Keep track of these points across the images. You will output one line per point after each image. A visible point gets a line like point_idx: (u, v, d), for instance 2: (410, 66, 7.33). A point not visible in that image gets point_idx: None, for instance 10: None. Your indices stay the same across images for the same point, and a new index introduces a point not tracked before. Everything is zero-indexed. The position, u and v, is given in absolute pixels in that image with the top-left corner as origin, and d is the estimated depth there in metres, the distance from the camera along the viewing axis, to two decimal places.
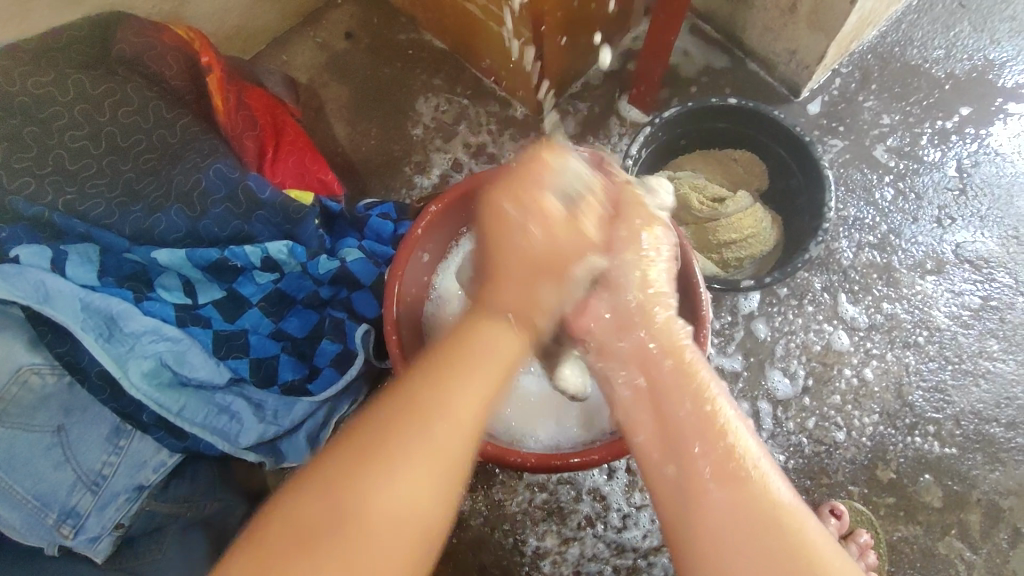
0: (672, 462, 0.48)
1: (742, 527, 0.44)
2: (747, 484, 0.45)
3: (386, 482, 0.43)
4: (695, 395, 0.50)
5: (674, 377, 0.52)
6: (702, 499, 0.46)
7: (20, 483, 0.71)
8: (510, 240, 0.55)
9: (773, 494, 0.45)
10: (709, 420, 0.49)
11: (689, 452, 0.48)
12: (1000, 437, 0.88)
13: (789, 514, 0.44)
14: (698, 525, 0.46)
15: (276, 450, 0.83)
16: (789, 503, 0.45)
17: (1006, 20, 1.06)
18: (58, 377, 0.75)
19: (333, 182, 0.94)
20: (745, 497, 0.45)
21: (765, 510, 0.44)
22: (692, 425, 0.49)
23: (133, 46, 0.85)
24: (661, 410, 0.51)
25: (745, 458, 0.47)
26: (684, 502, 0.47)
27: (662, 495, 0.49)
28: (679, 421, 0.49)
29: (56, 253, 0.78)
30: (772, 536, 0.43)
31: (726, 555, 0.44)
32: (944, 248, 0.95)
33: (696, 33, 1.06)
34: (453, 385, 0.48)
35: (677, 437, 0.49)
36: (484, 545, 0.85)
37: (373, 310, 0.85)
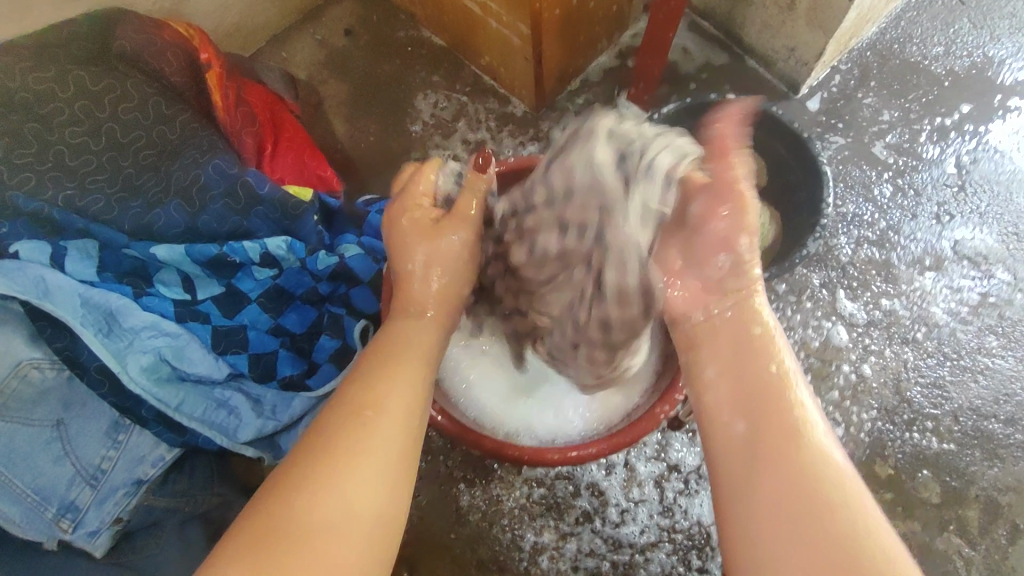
0: (748, 422, 0.49)
1: (798, 493, 0.43)
2: (812, 453, 0.45)
3: (352, 470, 0.46)
4: (768, 365, 0.52)
5: (752, 348, 0.53)
6: (768, 459, 0.46)
7: (20, 478, 0.71)
8: (406, 258, 0.62)
9: (835, 467, 0.44)
10: (784, 391, 0.49)
11: (766, 415, 0.48)
12: (998, 434, 0.88)
13: (842, 483, 0.44)
14: (757, 486, 0.45)
15: (274, 445, 0.82)
16: (847, 476, 0.44)
17: (1005, 17, 1.05)
18: (58, 372, 0.76)
19: (332, 178, 0.95)
20: (800, 464, 0.45)
21: (815, 477, 0.44)
22: (769, 394, 0.49)
23: (133, 42, 0.86)
24: (745, 371, 0.52)
25: (809, 428, 0.47)
26: (750, 461, 0.47)
27: (731, 452, 0.49)
28: (758, 387, 0.50)
29: (55, 249, 0.78)
30: (826, 504, 0.42)
31: (772, 517, 0.43)
32: (943, 244, 0.95)
33: (694, 30, 1.06)
34: (390, 374, 0.52)
35: (756, 402, 0.49)
36: (481, 541, 0.85)
37: (372, 306, 0.85)
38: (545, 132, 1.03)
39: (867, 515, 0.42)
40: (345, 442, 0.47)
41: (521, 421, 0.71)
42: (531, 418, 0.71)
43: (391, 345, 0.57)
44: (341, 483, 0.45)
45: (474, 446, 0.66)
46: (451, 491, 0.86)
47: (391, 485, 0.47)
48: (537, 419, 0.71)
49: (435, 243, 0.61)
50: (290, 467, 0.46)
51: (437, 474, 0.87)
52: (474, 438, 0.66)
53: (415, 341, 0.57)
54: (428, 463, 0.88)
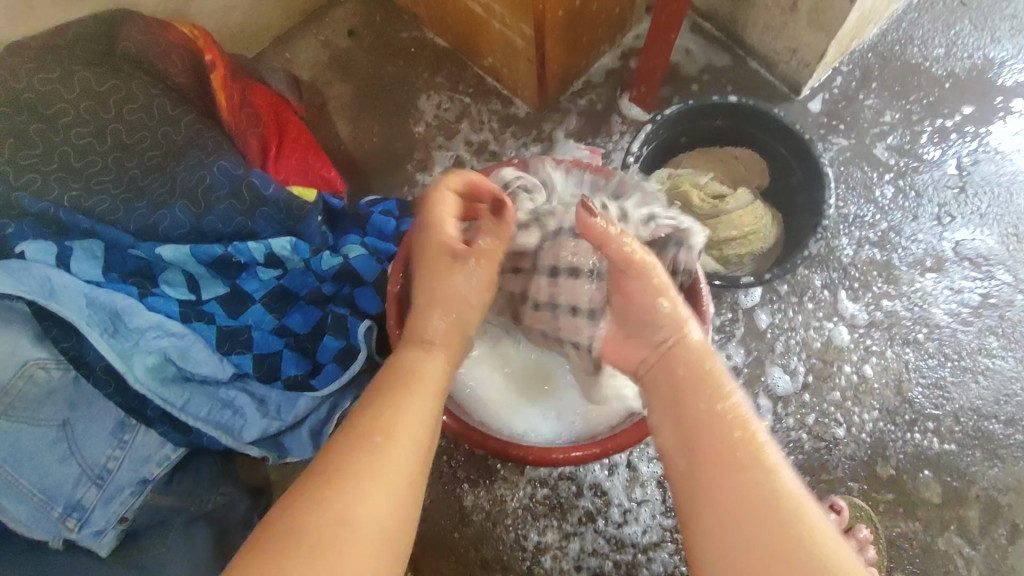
0: (687, 453, 0.49)
1: (744, 518, 0.44)
2: (754, 471, 0.46)
3: (359, 490, 0.47)
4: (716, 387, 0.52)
5: (687, 370, 0.53)
6: (711, 489, 0.46)
7: (25, 476, 0.71)
8: (434, 286, 0.60)
9: (779, 483, 0.45)
10: (722, 411, 0.50)
11: (704, 441, 0.49)
12: (999, 434, 0.88)
13: (788, 497, 0.44)
14: (713, 506, 0.46)
15: (280, 444, 0.83)
16: (793, 489, 0.45)
17: (1006, 19, 1.06)
18: (64, 372, 0.76)
19: (335, 179, 0.96)
20: (748, 485, 0.45)
21: (766, 497, 0.44)
22: (705, 419, 0.50)
23: (138, 44, 0.86)
24: (681, 402, 0.52)
25: (753, 447, 0.47)
26: (696, 493, 0.47)
27: (679, 485, 0.49)
28: (694, 415, 0.50)
29: (61, 249, 0.79)
30: (775, 525, 0.43)
31: (733, 542, 0.44)
32: (944, 246, 0.95)
33: (696, 32, 1.07)
34: (402, 399, 0.53)
35: (694, 432, 0.50)
36: (485, 540, 0.85)
37: (375, 306, 0.85)
38: (548, 133, 1.04)
39: (815, 526, 0.43)
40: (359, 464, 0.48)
41: (528, 420, 0.71)
42: (538, 417, 0.72)
43: (401, 374, 0.55)
44: (355, 503, 0.46)
45: (479, 446, 0.67)
46: (454, 491, 0.87)
47: (400, 506, 0.48)
48: (543, 418, 0.72)
49: (458, 279, 0.60)
50: (303, 483, 0.47)
51: (440, 474, 0.88)
52: (478, 438, 0.67)
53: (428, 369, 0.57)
54: (431, 463, 0.88)
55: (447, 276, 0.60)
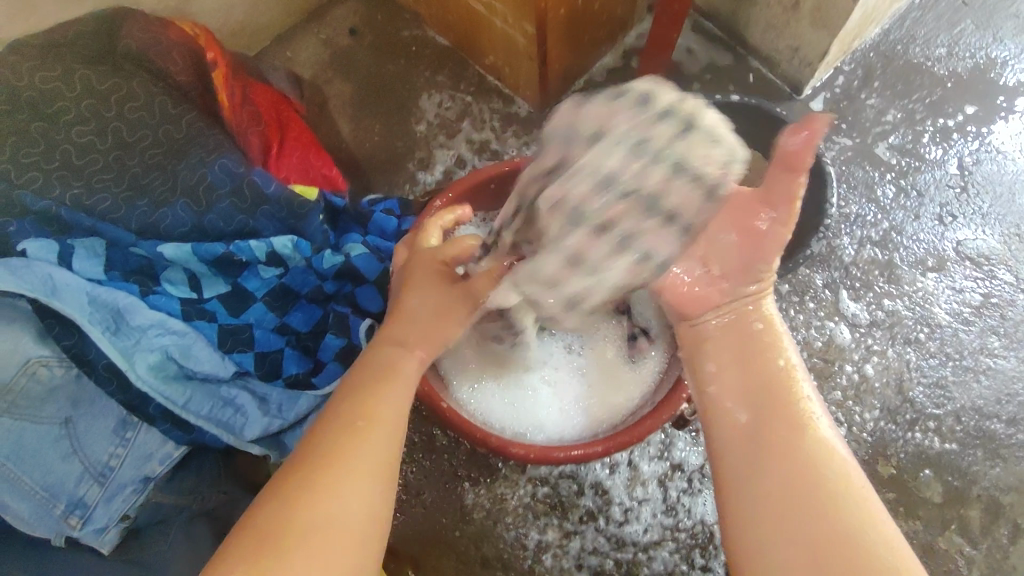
0: (754, 412, 0.50)
1: (812, 488, 0.45)
2: (816, 446, 0.47)
3: (333, 487, 0.48)
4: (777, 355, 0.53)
5: (758, 332, 0.54)
6: (779, 454, 0.47)
7: (28, 474, 0.71)
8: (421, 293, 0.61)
9: (839, 461, 0.47)
10: (788, 379, 0.51)
11: (774, 405, 0.49)
12: (1001, 434, 0.88)
13: (851, 483, 0.46)
14: (769, 474, 0.47)
15: (280, 443, 0.84)
16: (850, 467, 0.47)
17: (1008, 19, 1.06)
18: (66, 370, 0.76)
19: (337, 178, 0.95)
20: (810, 463, 0.46)
21: (827, 478, 0.46)
22: (777, 386, 0.50)
23: (140, 42, 0.86)
24: (752, 362, 0.52)
25: (812, 423, 0.49)
26: (760, 453, 0.48)
27: (734, 442, 0.50)
28: (766, 377, 0.51)
29: (62, 248, 0.79)
30: (837, 500, 0.44)
31: (788, 514, 0.45)
32: (946, 245, 0.95)
33: (698, 31, 1.07)
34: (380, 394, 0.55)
35: (763, 395, 0.50)
36: (485, 539, 0.85)
37: (377, 305, 0.86)
38: None
39: (867, 505, 0.45)
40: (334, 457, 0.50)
41: (528, 418, 0.71)
42: (537, 415, 0.71)
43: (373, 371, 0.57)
44: (335, 495, 0.48)
45: (479, 444, 0.67)
46: (455, 489, 0.87)
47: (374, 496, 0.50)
48: (543, 414, 0.72)
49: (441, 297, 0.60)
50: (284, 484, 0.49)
51: (441, 472, 0.88)
52: (481, 436, 0.66)
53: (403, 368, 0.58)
54: (432, 462, 0.88)
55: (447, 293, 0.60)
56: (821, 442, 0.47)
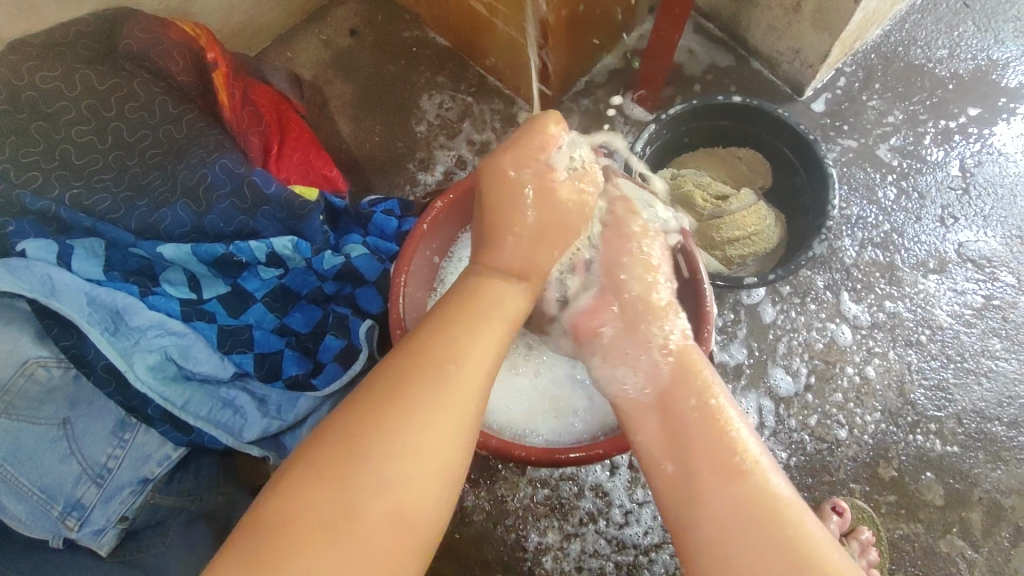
0: (678, 460, 0.51)
1: (748, 523, 0.46)
2: (749, 481, 0.48)
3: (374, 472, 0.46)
4: (698, 391, 0.53)
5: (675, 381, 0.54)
6: (706, 497, 0.48)
7: (24, 476, 0.71)
8: (514, 208, 0.58)
9: (775, 491, 0.48)
10: (713, 419, 0.52)
11: (697, 453, 0.50)
12: (1002, 436, 0.88)
13: (789, 507, 0.47)
14: (706, 514, 0.48)
15: (280, 445, 0.83)
16: (787, 496, 0.48)
17: (1010, 20, 1.05)
18: (64, 370, 0.76)
19: (337, 178, 0.94)
20: (749, 495, 0.47)
21: (765, 506, 0.47)
22: (701, 430, 0.51)
23: (140, 42, 0.86)
24: (670, 410, 0.53)
25: (747, 458, 0.50)
26: (690, 501, 0.49)
27: (668, 492, 0.51)
28: (686, 423, 0.52)
29: (62, 248, 0.79)
30: (778, 533, 0.46)
31: (735, 558, 0.46)
32: (948, 247, 0.95)
33: (699, 32, 1.07)
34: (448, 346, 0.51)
35: (686, 441, 0.51)
36: (486, 541, 0.85)
37: (377, 306, 0.84)
38: None
39: (812, 533, 0.46)
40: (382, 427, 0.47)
41: (526, 419, 0.71)
42: (535, 416, 0.71)
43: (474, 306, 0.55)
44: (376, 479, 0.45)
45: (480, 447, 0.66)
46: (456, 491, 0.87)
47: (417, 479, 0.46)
48: (540, 416, 0.71)
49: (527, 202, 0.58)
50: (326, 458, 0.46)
51: None
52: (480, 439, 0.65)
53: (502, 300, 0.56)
54: None
55: (528, 199, 0.58)
56: (755, 477, 0.48)
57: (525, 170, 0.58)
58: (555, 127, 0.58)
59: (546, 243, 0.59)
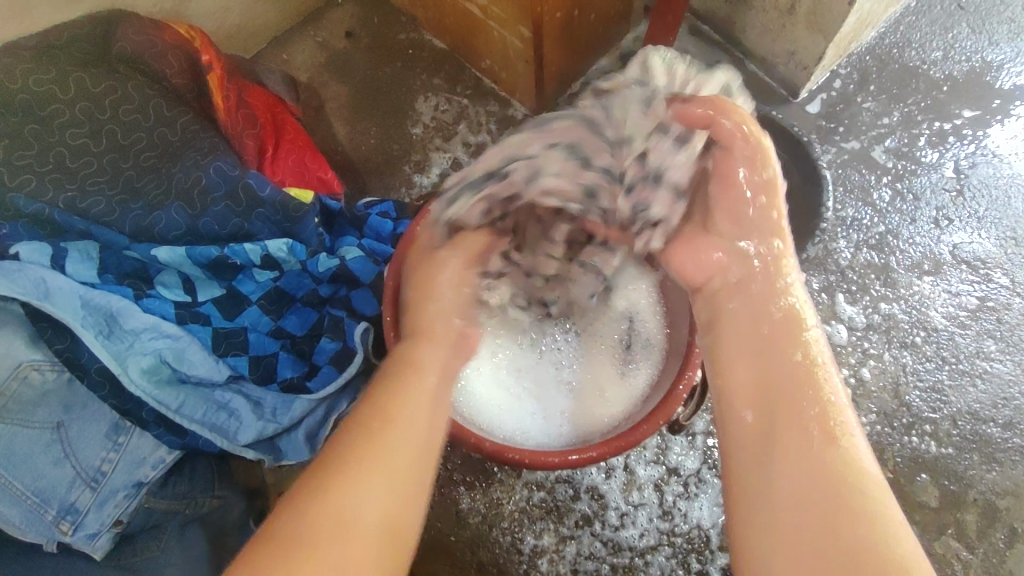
0: (764, 411, 0.50)
1: (815, 489, 0.44)
2: (833, 447, 0.46)
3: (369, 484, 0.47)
4: (799, 354, 0.51)
5: (777, 331, 0.53)
6: (784, 450, 0.47)
7: (20, 480, 0.71)
8: (431, 287, 0.64)
9: (856, 465, 0.45)
10: (806, 378, 0.50)
11: (787, 407, 0.49)
12: (997, 437, 0.88)
13: (868, 482, 0.44)
14: (777, 470, 0.46)
15: (275, 448, 0.83)
16: (872, 474, 0.45)
17: (1003, 23, 1.06)
18: (58, 373, 0.76)
19: (333, 180, 0.94)
20: (828, 459, 0.45)
21: (840, 476, 0.44)
22: (793, 383, 0.49)
23: (133, 44, 0.85)
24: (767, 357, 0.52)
25: (835, 426, 0.47)
26: (769, 456, 0.47)
27: (748, 443, 0.49)
28: (779, 376, 0.50)
29: (55, 251, 0.79)
30: (844, 503, 0.43)
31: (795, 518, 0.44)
32: (942, 249, 0.95)
33: (695, 34, 1.07)
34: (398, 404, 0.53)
35: (775, 393, 0.50)
36: (482, 544, 0.85)
37: (373, 309, 0.84)
38: None
39: (888, 514, 0.43)
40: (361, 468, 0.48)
41: (518, 421, 0.70)
42: (526, 419, 0.71)
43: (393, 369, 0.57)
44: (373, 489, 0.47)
45: (473, 449, 0.65)
46: (451, 493, 0.87)
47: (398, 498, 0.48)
48: (532, 417, 0.71)
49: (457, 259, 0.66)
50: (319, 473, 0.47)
51: (436, 477, 0.87)
52: (474, 441, 0.64)
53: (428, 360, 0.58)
54: None
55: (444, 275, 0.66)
56: (837, 445, 0.46)
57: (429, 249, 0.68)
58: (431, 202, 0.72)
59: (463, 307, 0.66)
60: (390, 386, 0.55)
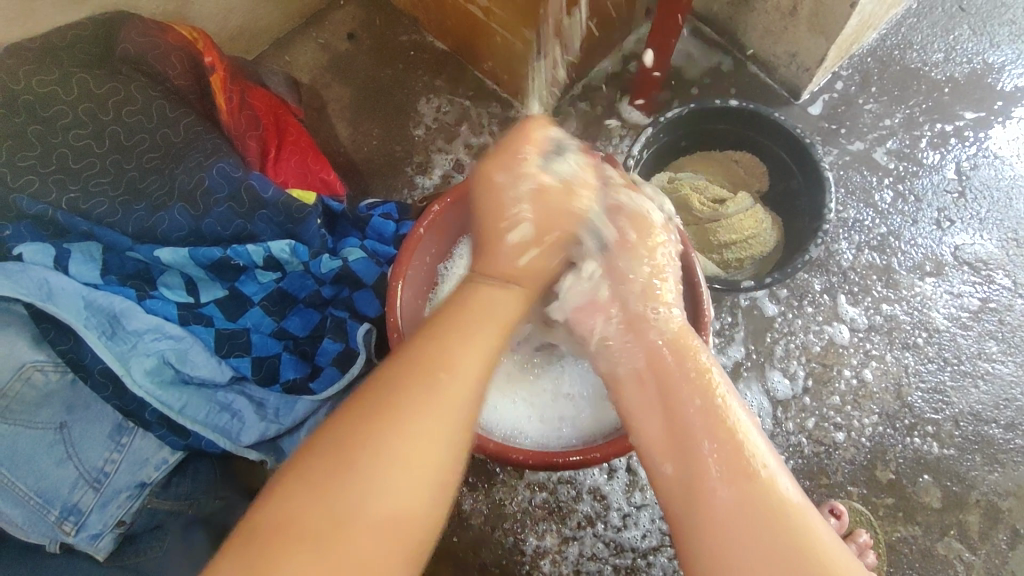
0: (679, 461, 0.51)
1: (750, 523, 0.46)
2: (753, 482, 0.48)
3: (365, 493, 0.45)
4: (703, 391, 0.53)
5: (679, 376, 0.54)
6: (710, 497, 0.48)
7: (22, 481, 0.71)
8: (511, 212, 0.59)
9: (783, 495, 0.47)
10: (720, 419, 0.51)
11: (701, 455, 0.50)
12: (999, 439, 0.88)
13: (796, 510, 0.47)
14: (707, 515, 0.48)
15: (277, 448, 0.83)
16: (795, 498, 0.48)
17: (1004, 25, 1.06)
18: (61, 375, 0.76)
19: (335, 182, 0.94)
20: (756, 497, 0.47)
21: (774, 509, 0.47)
22: (706, 432, 0.50)
23: (137, 46, 0.86)
24: (670, 410, 0.53)
25: (754, 459, 0.49)
26: (693, 502, 0.49)
27: (671, 491, 0.50)
28: (687, 423, 0.51)
29: (58, 252, 0.79)
30: (779, 529, 0.46)
31: (738, 558, 0.46)
32: (943, 250, 0.95)
33: (696, 35, 1.07)
34: (450, 363, 0.51)
35: (686, 440, 0.51)
36: (484, 546, 0.85)
37: (374, 309, 0.84)
38: None
39: (815, 533, 0.46)
40: (371, 434, 0.47)
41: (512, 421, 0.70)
42: (522, 418, 0.70)
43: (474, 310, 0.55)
44: (377, 489, 0.46)
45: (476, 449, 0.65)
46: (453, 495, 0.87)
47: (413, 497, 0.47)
48: (527, 418, 0.70)
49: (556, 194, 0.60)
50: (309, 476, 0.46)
51: None
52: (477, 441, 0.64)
53: (496, 303, 0.56)
54: None
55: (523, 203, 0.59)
56: (764, 481, 0.48)
57: (516, 170, 0.60)
58: (545, 132, 0.61)
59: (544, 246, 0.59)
60: (407, 370, 0.50)
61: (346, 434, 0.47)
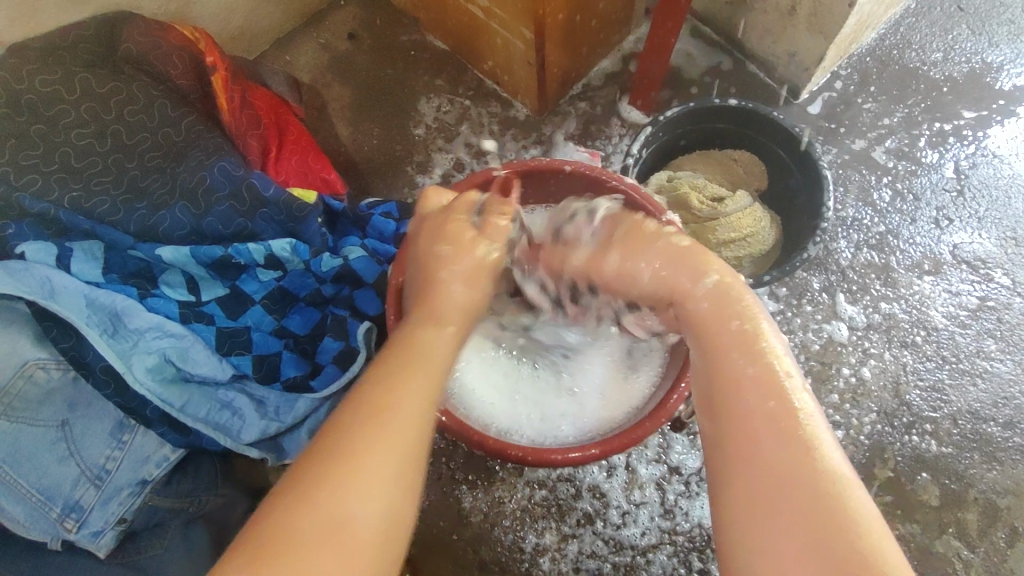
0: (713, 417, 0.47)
1: (785, 487, 0.41)
2: (798, 443, 0.42)
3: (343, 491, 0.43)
4: (751, 349, 0.47)
5: (729, 330, 0.49)
6: (751, 459, 0.43)
7: (24, 478, 0.71)
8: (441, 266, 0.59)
9: (826, 462, 0.42)
10: (769, 377, 0.46)
11: (740, 415, 0.45)
12: (997, 436, 0.88)
13: (839, 479, 0.41)
14: (747, 479, 0.43)
15: (277, 445, 0.83)
16: (839, 466, 0.42)
17: (1002, 24, 1.06)
18: (63, 372, 0.76)
19: (336, 181, 0.95)
20: (796, 462, 0.42)
21: (815, 479, 0.41)
22: (748, 391, 0.46)
23: (140, 45, 0.86)
24: (712, 365, 0.48)
25: (800, 421, 0.43)
26: (735, 465, 0.44)
27: (713, 454, 0.46)
28: (738, 375, 0.47)
29: (61, 250, 0.80)
30: (822, 500, 0.40)
31: (774, 529, 0.40)
32: (942, 249, 0.96)
33: (696, 35, 1.07)
34: (409, 378, 0.49)
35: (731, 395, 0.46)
36: (483, 543, 0.85)
37: (375, 308, 0.85)
38: (548, 136, 1.04)
39: (857, 506, 0.40)
40: (345, 456, 0.44)
41: (512, 421, 0.70)
42: (521, 417, 0.70)
43: (409, 352, 0.51)
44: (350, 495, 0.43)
45: (476, 447, 0.65)
46: (453, 492, 0.87)
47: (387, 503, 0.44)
48: (529, 417, 0.70)
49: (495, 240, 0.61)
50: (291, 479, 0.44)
51: (439, 476, 0.88)
52: (478, 438, 0.64)
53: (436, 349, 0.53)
54: (431, 466, 0.88)
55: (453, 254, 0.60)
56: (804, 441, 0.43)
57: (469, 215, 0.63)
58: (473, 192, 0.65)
59: (479, 279, 0.59)
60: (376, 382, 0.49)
61: (325, 450, 0.45)
